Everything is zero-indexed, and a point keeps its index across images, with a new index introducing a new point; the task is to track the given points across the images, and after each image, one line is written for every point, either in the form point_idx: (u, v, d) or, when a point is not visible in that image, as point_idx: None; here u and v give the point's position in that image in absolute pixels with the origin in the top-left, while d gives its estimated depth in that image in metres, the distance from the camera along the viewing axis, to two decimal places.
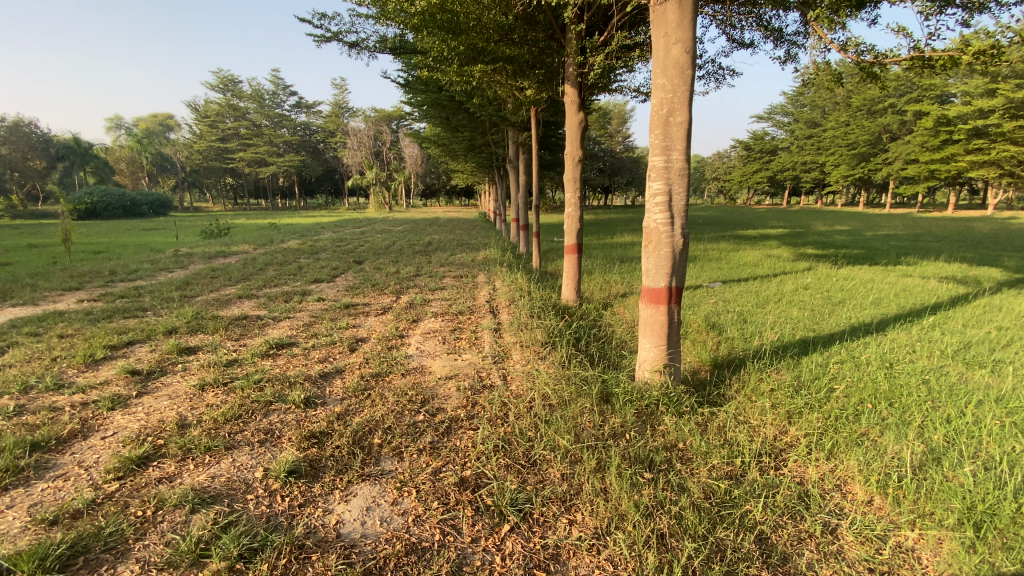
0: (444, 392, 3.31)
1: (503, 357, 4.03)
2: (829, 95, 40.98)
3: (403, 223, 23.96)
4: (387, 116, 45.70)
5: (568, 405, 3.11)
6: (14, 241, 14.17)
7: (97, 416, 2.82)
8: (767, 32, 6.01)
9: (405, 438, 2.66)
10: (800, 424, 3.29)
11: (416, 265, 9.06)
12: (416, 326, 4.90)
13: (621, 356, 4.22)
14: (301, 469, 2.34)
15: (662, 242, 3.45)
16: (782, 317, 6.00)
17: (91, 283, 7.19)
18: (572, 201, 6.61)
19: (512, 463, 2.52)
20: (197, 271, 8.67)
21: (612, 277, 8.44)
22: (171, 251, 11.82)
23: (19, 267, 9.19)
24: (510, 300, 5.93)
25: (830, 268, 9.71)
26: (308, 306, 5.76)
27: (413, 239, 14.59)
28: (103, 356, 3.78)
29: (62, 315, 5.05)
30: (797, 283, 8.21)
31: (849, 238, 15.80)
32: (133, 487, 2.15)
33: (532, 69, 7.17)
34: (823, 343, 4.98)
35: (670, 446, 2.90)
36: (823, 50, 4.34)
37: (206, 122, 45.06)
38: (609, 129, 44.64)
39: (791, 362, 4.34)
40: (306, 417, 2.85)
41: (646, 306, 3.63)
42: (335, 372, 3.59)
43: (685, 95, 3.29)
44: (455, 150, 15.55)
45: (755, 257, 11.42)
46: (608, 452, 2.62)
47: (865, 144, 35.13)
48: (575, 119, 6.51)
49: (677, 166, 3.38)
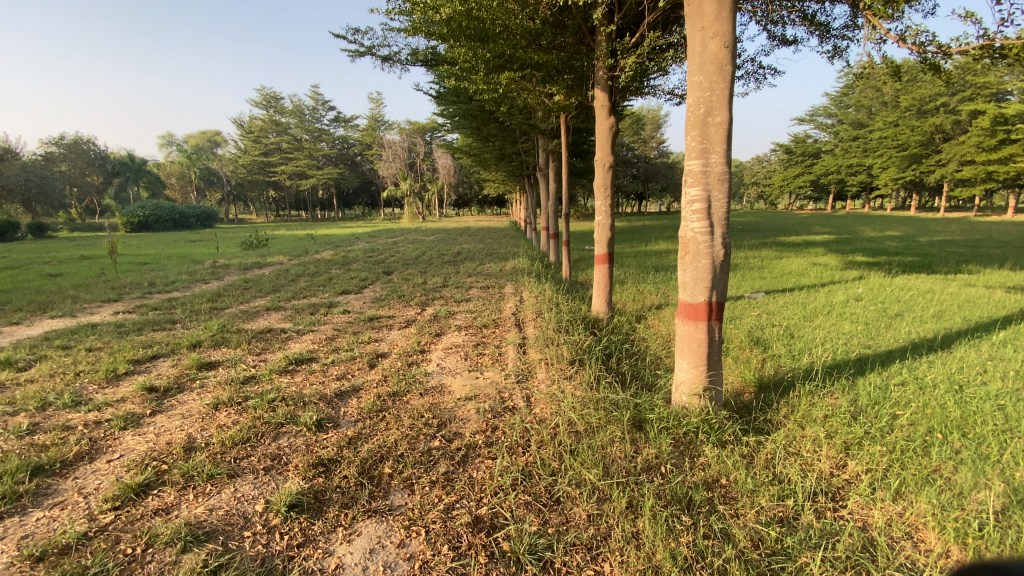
0: (462, 414, 3.10)
1: (527, 376, 3.80)
2: (877, 95, 39.13)
3: (436, 232, 24.13)
4: (421, 128, 46.41)
5: (596, 432, 2.84)
6: (69, 253, 14.91)
7: (106, 436, 2.75)
8: (811, 26, 5.60)
9: (418, 469, 2.47)
10: (862, 459, 2.91)
11: (444, 275, 8.96)
12: (439, 340, 4.72)
13: (656, 376, 3.92)
14: (305, 502, 2.16)
15: (701, 253, 3.16)
16: (832, 332, 5.54)
17: (129, 295, 7.38)
18: (602, 209, 6.32)
19: (533, 500, 2.28)
20: (231, 282, 8.81)
21: (646, 287, 8.10)
22: (210, 262, 12.17)
23: (67, 278, 9.58)
24: (537, 313, 5.70)
25: (882, 277, 9.05)
26: (332, 319, 5.69)
27: (443, 249, 14.58)
28: (125, 371, 3.76)
29: (95, 328, 5.13)
30: (849, 294, 7.63)
31: (900, 245, 14.85)
32: (128, 519, 2.03)
33: (561, 74, 6.94)
34: (881, 362, 4.52)
35: (710, 483, 2.60)
36: (879, 42, 3.94)
37: (250, 137, 46.88)
38: (642, 134, 44.04)
39: (846, 384, 3.93)
40: (317, 441, 2.69)
41: (683, 323, 3.34)
42: (351, 391, 3.43)
43: (724, 93, 3.01)
44: (486, 159, 15.50)
45: (799, 266, 10.80)
46: (641, 490, 2.35)
47: (916, 145, 33.21)
48: (605, 125, 6.24)
49: (716, 170, 3.09)
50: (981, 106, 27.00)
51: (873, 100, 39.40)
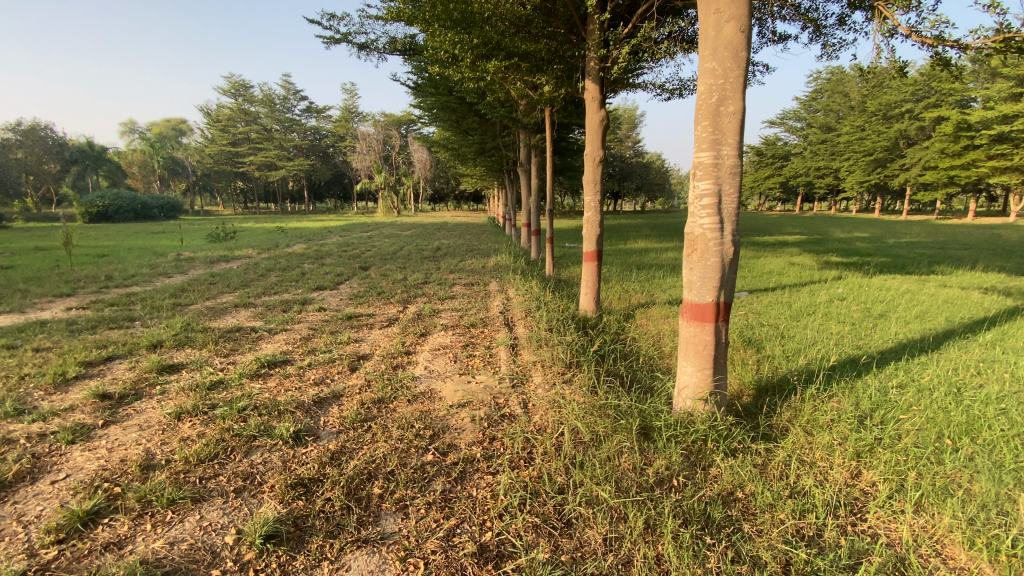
0: (456, 423, 2.85)
1: (521, 380, 3.56)
2: (845, 100, 40.27)
3: (412, 227, 23.56)
4: (396, 121, 45.44)
5: (602, 443, 2.64)
6: (21, 244, 14.00)
7: (52, 452, 2.39)
8: (807, 21, 5.49)
9: (411, 489, 2.21)
10: (876, 468, 2.78)
11: (424, 272, 8.65)
12: (424, 341, 4.45)
13: (654, 379, 3.73)
14: (283, 532, 1.88)
15: (710, 250, 2.98)
16: (822, 332, 5.47)
17: (84, 289, 6.83)
18: (591, 204, 6.10)
19: (542, 522, 2.05)
20: (197, 276, 8.28)
21: (631, 285, 7.97)
22: (174, 255, 11.53)
23: (16, 271, 8.88)
24: (525, 312, 5.46)
25: (861, 277, 9.14)
26: (308, 317, 5.33)
27: (421, 244, 14.19)
28: (75, 375, 3.35)
29: (43, 325, 4.65)
30: (832, 294, 7.65)
31: (870, 245, 15.21)
32: (74, 556, 1.70)
33: (549, 64, 6.68)
34: (875, 363, 4.44)
35: (725, 497, 2.42)
36: (888, 34, 3.94)
37: (217, 126, 45.07)
38: (620, 133, 44.17)
39: (847, 387, 3.81)
40: (295, 457, 2.40)
41: (688, 324, 3.15)
42: (332, 398, 3.13)
43: (739, 81, 2.84)
44: (465, 153, 15.16)
45: (779, 265, 10.88)
46: (658, 509, 2.16)
47: (882, 150, 34.22)
48: (596, 118, 6.01)
49: (728, 163, 2.91)
50: (946, 112, 27.83)
51: (841, 105, 40.51)
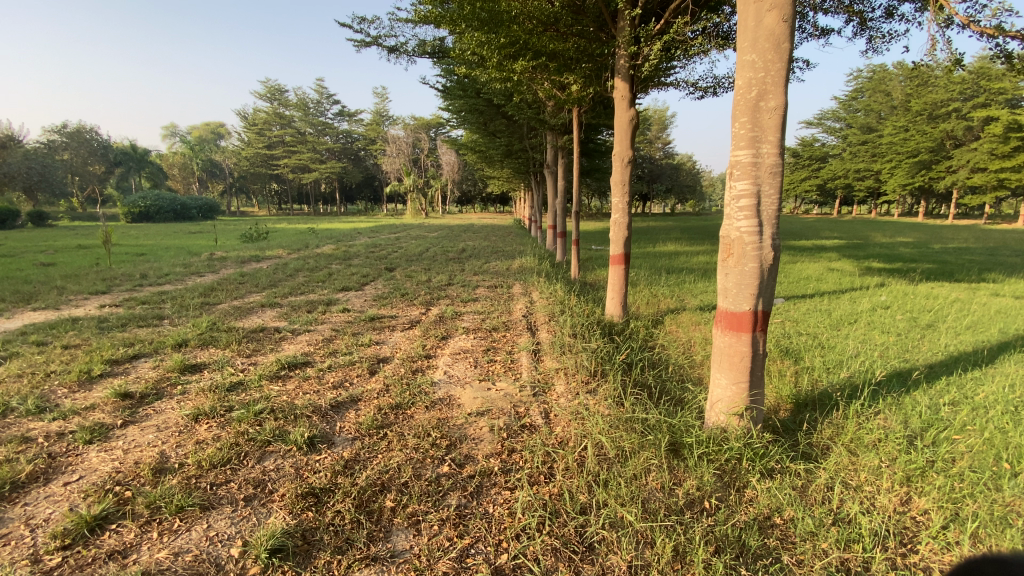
0: (474, 433, 2.74)
1: (544, 388, 3.42)
2: (886, 99, 38.73)
3: (438, 229, 23.62)
4: (426, 123, 45.88)
5: (628, 459, 2.48)
6: (65, 242, 14.60)
7: (68, 452, 2.38)
8: (851, 14, 5.19)
9: (425, 503, 2.10)
10: (930, 494, 2.52)
11: (448, 273, 8.60)
12: (445, 345, 4.36)
13: (684, 391, 3.54)
14: (290, 546, 1.80)
15: (747, 255, 2.79)
16: (864, 343, 5.14)
17: (119, 287, 7.01)
18: (619, 206, 5.91)
19: (562, 546, 1.91)
20: (227, 275, 8.44)
21: (660, 290, 7.72)
22: (206, 255, 11.82)
23: (58, 268, 9.22)
24: (549, 316, 5.32)
25: (905, 285, 8.65)
26: (331, 318, 5.31)
27: (447, 245, 14.22)
28: (99, 373, 3.39)
29: (76, 322, 4.76)
30: (874, 302, 7.23)
31: (914, 251, 14.46)
32: (77, 564, 1.66)
33: (578, 63, 6.54)
34: (925, 377, 4.12)
35: (761, 523, 2.24)
36: (944, 24, 3.66)
37: (253, 129, 46.37)
38: (649, 135, 43.49)
39: (894, 403, 3.53)
40: (308, 464, 2.33)
41: (722, 333, 2.96)
42: (350, 402, 3.07)
43: (781, 74, 2.65)
44: (492, 155, 15.10)
45: (816, 271, 10.43)
46: (688, 535, 1.99)
47: (926, 152, 32.66)
48: (625, 117, 5.82)
49: (768, 162, 2.72)
50: (995, 112, 26.38)
51: (882, 105, 38.95)
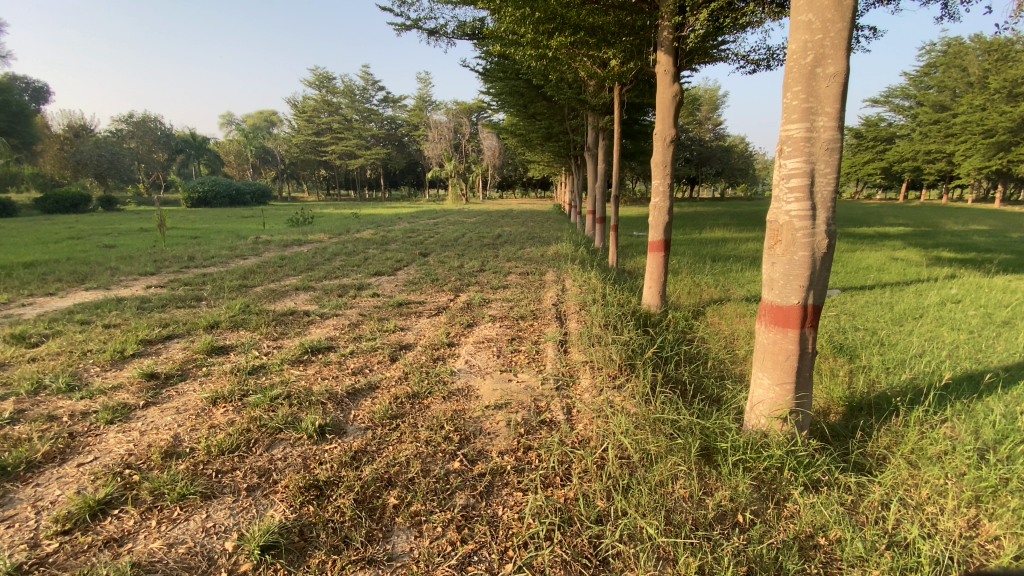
0: (490, 427, 2.61)
1: (567, 381, 3.25)
2: (963, 75, 35.37)
3: (478, 214, 23.55)
4: (467, 109, 45.70)
5: (654, 464, 2.28)
6: (130, 225, 15.53)
7: (88, 432, 2.42)
8: None
9: (430, 502, 1.98)
10: (1002, 519, 2.17)
11: (482, 259, 8.47)
12: (470, 333, 4.23)
13: (722, 389, 3.28)
14: (284, 543, 1.72)
15: (796, 242, 2.49)
16: (930, 341, 4.64)
17: (166, 268, 7.30)
18: (659, 189, 5.55)
19: (573, 558, 1.75)
20: (269, 259, 8.64)
21: (703, 279, 7.33)
22: (253, 238, 12.24)
23: (119, 250, 9.76)
24: (580, 305, 5.11)
25: (979, 277, 7.81)
26: (360, 302, 5.30)
27: (483, 231, 14.12)
28: (131, 353, 3.48)
29: (120, 302, 4.95)
30: (943, 295, 6.57)
31: (991, 240, 13.13)
32: (72, 551, 1.65)
33: (618, 37, 6.17)
34: (1002, 381, 3.64)
35: (801, 542, 2.00)
36: None
37: (302, 117, 47.58)
38: (698, 117, 41.70)
39: (963, 410, 3.12)
40: (315, 454, 2.26)
41: (766, 329, 2.68)
42: (367, 390, 2.99)
43: (843, 35, 2.31)
44: (531, 138, 14.79)
45: (877, 260, 9.62)
46: (716, 555, 1.79)
47: (1006, 131, 29.61)
48: (668, 93, 5.41)
49: (824, 136, 2.40)
50: None
51: (957, 81, 35.65)
